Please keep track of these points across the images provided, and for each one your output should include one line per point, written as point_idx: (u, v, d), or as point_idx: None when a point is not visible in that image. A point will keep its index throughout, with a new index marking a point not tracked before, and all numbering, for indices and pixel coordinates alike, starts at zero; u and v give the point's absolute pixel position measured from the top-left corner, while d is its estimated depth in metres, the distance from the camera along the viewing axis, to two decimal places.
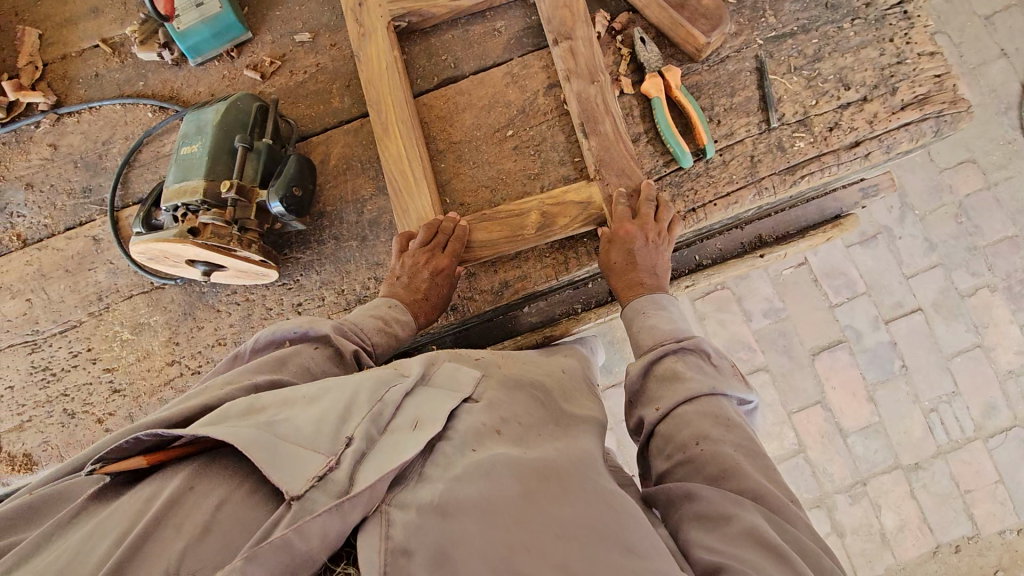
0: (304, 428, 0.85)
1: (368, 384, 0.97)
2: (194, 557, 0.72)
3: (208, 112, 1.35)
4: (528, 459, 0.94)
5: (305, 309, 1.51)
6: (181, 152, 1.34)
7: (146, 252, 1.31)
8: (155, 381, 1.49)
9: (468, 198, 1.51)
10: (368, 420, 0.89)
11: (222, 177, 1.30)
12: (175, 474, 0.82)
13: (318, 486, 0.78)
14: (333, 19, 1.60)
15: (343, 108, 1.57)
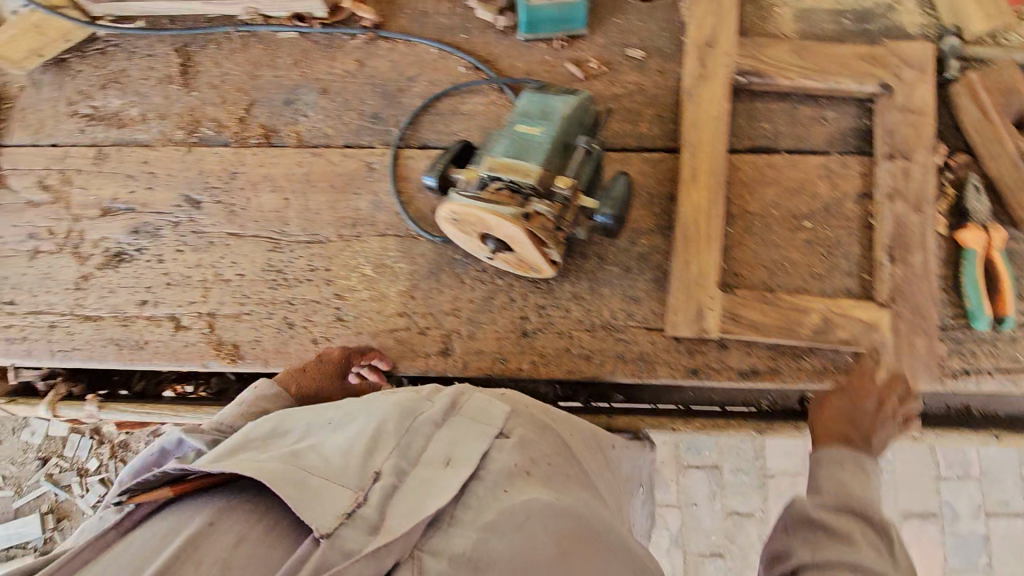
0: (333, 461, 0.89)
1: (391, 412, 1.01)
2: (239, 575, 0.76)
3: (559, 103, 1.34)
4: (555, 509, 0.94)
5: (545, 314, 1.46)
6: (518, 130, 1.33)
7: (456, 212, 1.28)
8: (380, 325, 1.46)
9: (745, 272, 1.46)
10: (397, 454, 0.94)
11: (557, 170, 1.28)
12: (207, 506, 0.85)
13: (347, 522, 0.82)
14: (669, 48, 1.59)
15: (648, 135, 1.55)
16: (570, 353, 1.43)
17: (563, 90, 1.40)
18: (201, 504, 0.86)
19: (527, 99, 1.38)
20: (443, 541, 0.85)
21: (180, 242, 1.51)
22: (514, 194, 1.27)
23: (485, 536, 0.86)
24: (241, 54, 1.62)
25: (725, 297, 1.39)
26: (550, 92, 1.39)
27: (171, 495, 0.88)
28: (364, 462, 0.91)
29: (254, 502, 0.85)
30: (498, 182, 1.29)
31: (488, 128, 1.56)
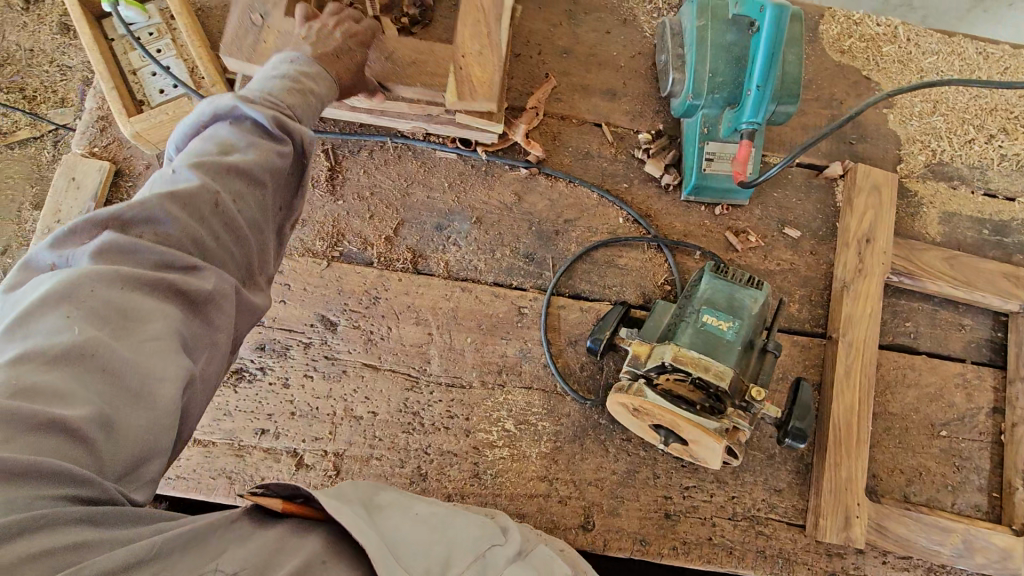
0: (419, 564, 0.81)
1: (481, 529, 0.95)
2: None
3: (746, 297, 1.31)
4: None
5: (688, 494, 1.43)
6: (706, 320, 1.29)
7: (645, 406, 1.21)
8: (520, 488, 1.38)
9: (883, 475, 1.47)
10: (475, 573, 0.85)
11: (744, 374, 1.26)
12: (301, 536, 0.74)
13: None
14: (823, 231, 1.60)
15: (798, 319, 1.55)
16: (712, 542, 1.40)
17: (741, 275, 1.37)
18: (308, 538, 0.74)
19: (708, 282, 1.35)
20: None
21: (309, 368, 1.39)
22: (701, 395, 1.23)
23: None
24: (394, 166, 1.51)
25: (870, 505, 1.41)
26: (731, 278, 1.36)
27: (278, 511, 0.76)
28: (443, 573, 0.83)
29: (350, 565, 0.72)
30: (687, 378, 1.24)
31: (643, 287, 1.51)
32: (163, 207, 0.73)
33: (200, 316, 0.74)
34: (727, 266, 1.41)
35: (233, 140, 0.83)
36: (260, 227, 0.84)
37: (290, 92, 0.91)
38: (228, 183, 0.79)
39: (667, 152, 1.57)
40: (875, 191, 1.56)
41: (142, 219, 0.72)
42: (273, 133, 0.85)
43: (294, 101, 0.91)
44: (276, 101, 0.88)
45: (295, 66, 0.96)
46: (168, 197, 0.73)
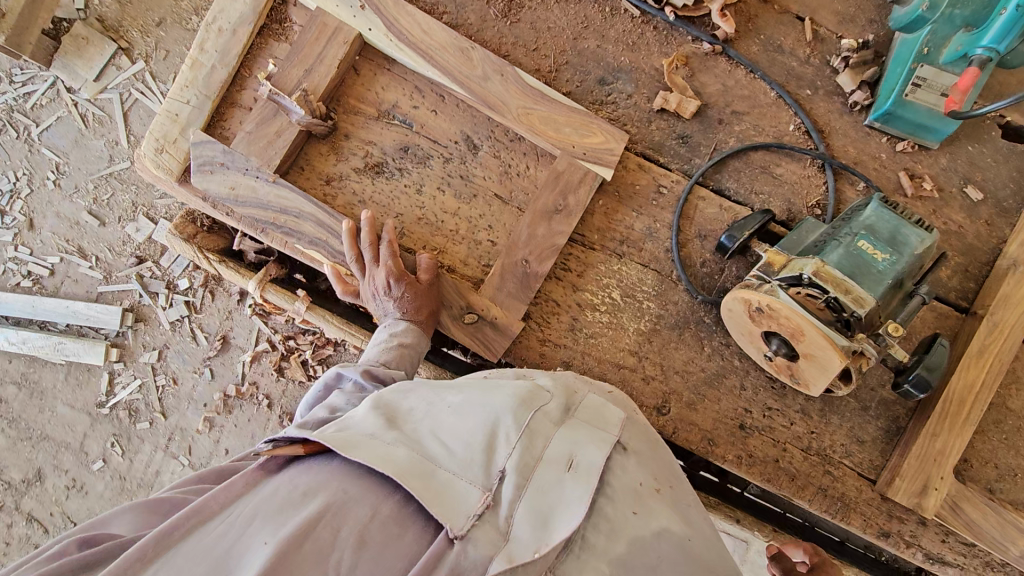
0: (458, 453, 0.88)
1: (512, 408, 0.92)
2: (367, 563, 0.78)
3: (911, 237, 1.21)
4: (674, 537, 0.92)
5: (768, 415, 1.41)
6: (862, 245, 1.20)
7: (772, 307, 1.17)
8: (609, 355, 1.41)
9: (974, 463, 1.40)
10: (514, 452, 0.88)
11: (884, 307, 1.18)
12: (321, 478, 0.85)
13: (477, 526, 0.82)
14: (1011, 203, 1.43)
15: (946, 284, 1.43)
16: (777, 464, 1.40)
17: (909, 216, 1.27)
18: (332, 466, 0.87)
19: (872, 213, 1.26)
20: (578, 572, 0.83)
21: (445, 182, 1.43)
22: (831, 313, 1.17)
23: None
24: (575, 6, 1.45)
25: (954, 483, 1.35)
26: (900, 214, 1.26)
27: (299, 454, 0.90)
28: (489, 461, 0.87)
29: (391, 487, 0.85)
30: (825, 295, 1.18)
31: (791, 202, 1.43)
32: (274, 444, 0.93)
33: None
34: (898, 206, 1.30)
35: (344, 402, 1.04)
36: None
37: (395, 355, 1.20)
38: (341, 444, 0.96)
39: (866, 68, 1.43)
40: None
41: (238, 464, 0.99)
42: (366, 389, 1.09)
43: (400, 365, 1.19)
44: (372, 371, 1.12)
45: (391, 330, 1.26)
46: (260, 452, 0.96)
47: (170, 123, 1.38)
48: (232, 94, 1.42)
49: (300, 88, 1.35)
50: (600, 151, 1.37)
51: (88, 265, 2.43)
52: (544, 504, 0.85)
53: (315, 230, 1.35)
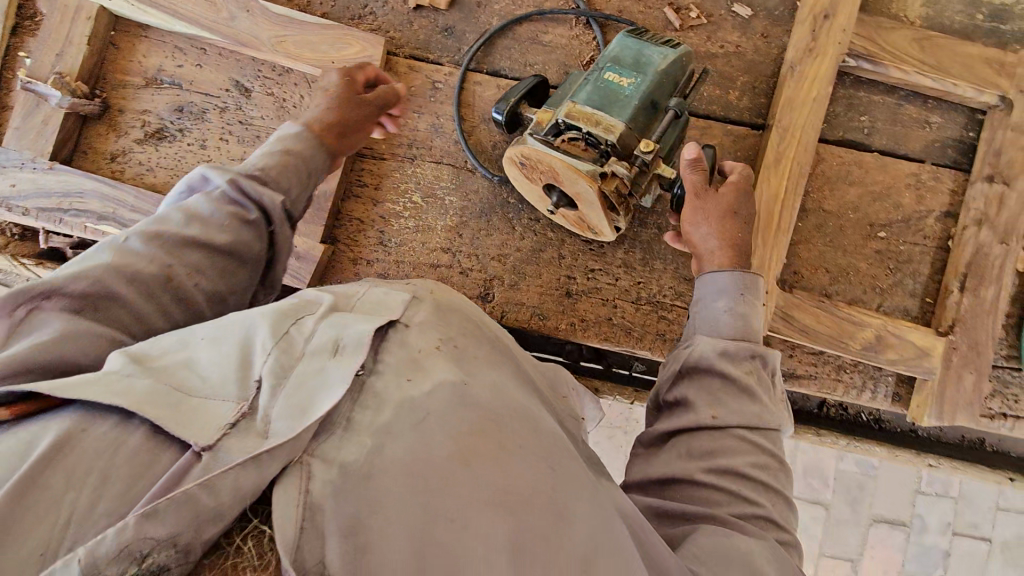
0: (211, 370, 0.67)
1: (267, 318, 0.73)
2: (109, 498, 0.56)
3: (651, 54, 1.20)
4: (469, 394, 0.70)
5: (593, 277, 1.41)
6: (608, 76, 1.20)
7: (530, 157, 1.17)
8: (424, 258, 1.41)
9: (805, 271, 1.39)
10: (269, 349, 0.68)
11: (640, 128, 1.16)
12: (38, 428, 0.59)
13: (229, 435, 0.60)
14: (781, 11, 1.43)
15: (737, 106, 1.43)
16: (611, 322, 1.39)
17: (656, 39, 1.26)
18: (61, 416, 0.61)
19: (618, 44, 1.25)
20: (338, 447, 0.63)
21: (225, 130, 1.43)
22: (589, 148, 1.16)
23: (385, 435, 0.64)
24: None
25: (782, 294, 1.34)
26: (646, 38, 1.25)
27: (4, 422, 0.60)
28: (239, 373, 0.67)
29: (122, 419, 0.61)
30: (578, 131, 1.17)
31: (566, 64, 1.43)
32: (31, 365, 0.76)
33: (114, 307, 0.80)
34: (650, 33, 1.29)
35: (201, 208, 0.96)
36: (218, 300, 0.93)
37: (276, 162, 1.07)
38: (184, 257, 0.90)
39: None
40: None
41: None
42: (234, 202, 0.99)
43: (279, 173, 1.07)
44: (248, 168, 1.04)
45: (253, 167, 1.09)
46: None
47: None
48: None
49: (55, 71, 1.36)
50: (360, 61, 1.38)
51: None
52: (296, 391, 0.65)
53: (103, 205, 1.36)
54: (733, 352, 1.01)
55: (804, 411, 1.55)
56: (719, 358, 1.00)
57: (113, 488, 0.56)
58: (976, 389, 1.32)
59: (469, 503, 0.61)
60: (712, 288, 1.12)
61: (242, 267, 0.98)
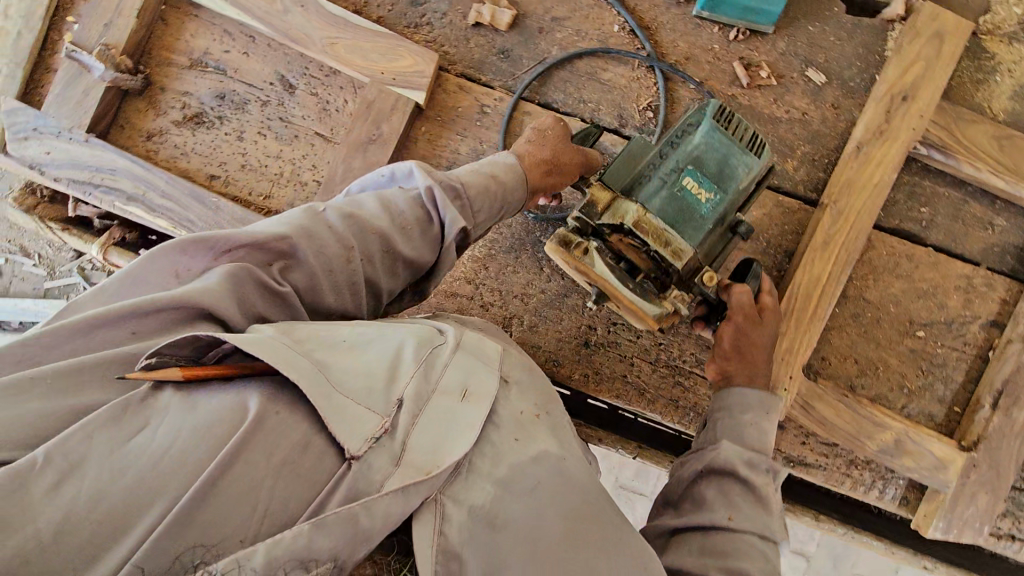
0: (358, 374, 0.72)
1: (413, 341, 0.79)
2: (284, 489, 0.63)
3: (740, 167, 1.07)
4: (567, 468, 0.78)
5: (614, 331, 1.38)
6: (687, 182, 1.06)
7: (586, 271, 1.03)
8: (446, 286, 1.38)
9: (832, 359, 1.35)
10: (416, 379, 0.74)
11: (705, 253, 1.07)
12: (236, 396, 0.66)
13: (374, 449, 0.67)
14: (857, 83, 1.35)
15: (792, 177, 1.36)
16: (625, 380, 1.36)
17: (739, 134, 1.11)
18: (244, 388, 0.67)
19: (700, 137, 1.09)
20: (466, 489, 0.72)
21: (265, 125, 1.39)
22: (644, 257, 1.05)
23: (507, 483, 0.74)
24: None
25: (805, 381, 1.30)
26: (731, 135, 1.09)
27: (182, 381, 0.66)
28: (387, 386, 0.72)
29: (298, 405, 0.68)
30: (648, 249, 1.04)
31: (621, 106, 1.37)
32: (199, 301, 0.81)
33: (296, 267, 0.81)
34: (734, 121, 1.12)
35: (397, 203, 0.91)
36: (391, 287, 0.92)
37: (480, 185, 0.98)
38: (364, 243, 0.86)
39: None
40: (934, 41, 1.28)
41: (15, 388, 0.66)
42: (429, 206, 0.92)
43: (478, 192, 0.97)
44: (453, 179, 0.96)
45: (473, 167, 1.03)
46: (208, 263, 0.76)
47: None
48: (46, 60, 1.40)
49: (102, 43, 1.33)
50: (410, 75, 1.33)
51: None
52: (434, 428, 0.72)
53: (133, 185, 1.34)
54: (750, 457, 0.95)
55: (803, 489, 1.51)
56: (741, 464, 0.94)
57: (292, 485, 0.64)
58: (989, 509, 1.27)
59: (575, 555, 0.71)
60: (742, 399, 1.04)
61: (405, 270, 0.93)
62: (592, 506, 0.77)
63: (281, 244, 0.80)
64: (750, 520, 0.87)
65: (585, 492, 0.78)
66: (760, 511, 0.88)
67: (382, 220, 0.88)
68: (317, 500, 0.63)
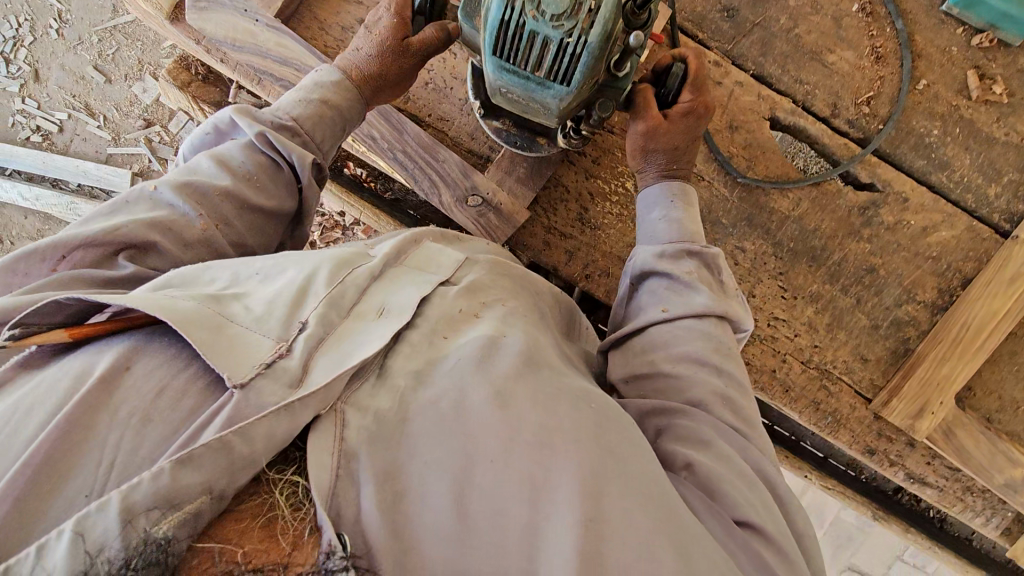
0: (256, 308, 0.73)
1: (327, 264, 0.80)
2: (149, 439, 0.61)
3: (546, 104, 0.97)
4: (508, 352, 0.78)
5: (773, 325, 1.36)
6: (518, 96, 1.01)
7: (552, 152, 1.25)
8: (616, 249, 1.34)
9: (978, 390, 1.36)
10: (325, 302, 0.74)
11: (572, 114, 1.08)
12: (90, 358, 0.67)
13: (264, 374, 0.65)
14: None
15: (991, 203, 1.30)
16: (773, 374, 1.37)
17: (548, 66, 0.92)
18: (112, 345, 0.69)
19: (489, 58, 0.95)
20: (371, 397, 0.71)
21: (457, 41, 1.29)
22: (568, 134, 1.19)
23: (423, 383, 0.73)
24: None
25: (952, 409, 1.32)
26: (531, 77, 0.94)
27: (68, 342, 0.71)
28: (290, 310, 0.73)
29: (169, 357, 0.67)
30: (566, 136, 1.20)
31: (838, 95, 1.29)
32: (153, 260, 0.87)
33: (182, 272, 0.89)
34: (538, 36, 0.89)
35: (244, 190, 0.98)
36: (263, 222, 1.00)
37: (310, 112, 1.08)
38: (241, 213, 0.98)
39: None
40: None
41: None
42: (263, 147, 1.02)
43: (311, 121, 1.08)
44: (282, 115, 1.05)
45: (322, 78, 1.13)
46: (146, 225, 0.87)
47: None
48: None
49: None
50: None
51: (97, 125, 2.87)
52: (337, 340, 0.73)
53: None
54: (710, 339, 1.00)
55: (881, 491, 1.67)
56: (723, 406, 0.94)
57: (157, 431, 0.62)
58: None
59: (514, 444, 0.68)
60: (654, 198, 1.19)
61: (268, 217, 1.02)
62: (539, 396, 0.73)
63: (115, 239, 0.84)
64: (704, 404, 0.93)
65: (531, 384, 0.75)
66: (724, 407, 0.93)
67: (234, 178, 0.97)
68: (185, 435, 0.61)
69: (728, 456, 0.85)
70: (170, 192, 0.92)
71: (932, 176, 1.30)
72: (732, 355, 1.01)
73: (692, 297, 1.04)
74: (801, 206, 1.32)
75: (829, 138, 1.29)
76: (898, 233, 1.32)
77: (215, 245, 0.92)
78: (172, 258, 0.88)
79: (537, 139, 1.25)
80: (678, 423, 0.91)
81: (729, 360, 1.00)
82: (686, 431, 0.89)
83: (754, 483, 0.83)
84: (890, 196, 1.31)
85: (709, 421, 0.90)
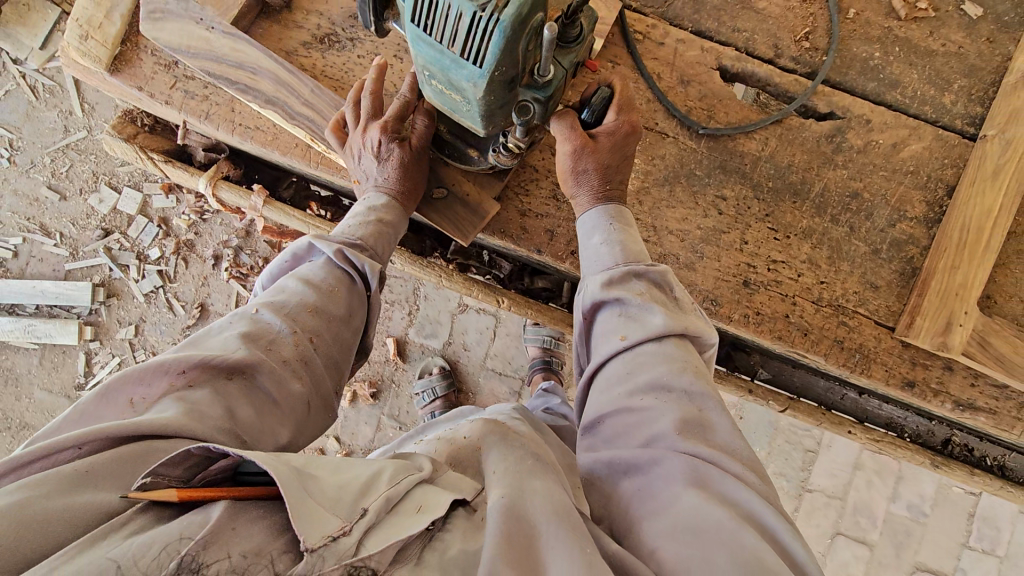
0: (330, 488, 0.72)
1: (388, 465, 0.81)
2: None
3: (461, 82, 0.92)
4: (510, 516, 0.77)
5: (774, 270, 1.31)
6: (440, 83, 0.99)
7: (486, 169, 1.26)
8: None
9: (999, 298, 1.30)
10: (383, 499, 0.74)
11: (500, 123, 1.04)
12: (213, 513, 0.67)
13: (332, 546, 0.66)
14: (1011, 17, 1.31)
15: (950, 110, 1.31)
16: (787, 318, 1.30)
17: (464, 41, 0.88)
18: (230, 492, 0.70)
19: (410, 28, 0.94)
20: None
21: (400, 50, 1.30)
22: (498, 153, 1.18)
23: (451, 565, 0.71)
24: None
25: (980, 317, 1.24)
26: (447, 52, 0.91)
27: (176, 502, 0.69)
28: (356, 498, 0.72)
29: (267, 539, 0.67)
30: (496, 152, 1.18)
31: (777, 37, 1.33)
32: (247, 351, 0.96)
33: (257, 376, 0.95)
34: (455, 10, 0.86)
35: (315, 273, 1.14)
36: (330, 365, 1.08)
37: (372, 230, 1.20)
38: (304, 323, 1.06)
39: None
40: None
41: (92, 438, 0.74)
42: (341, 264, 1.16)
43: (371, 236, 1.20)
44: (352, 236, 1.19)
45: (369, 202, 1.24)
46: (246, 339, 0.98)
47: (93, 7, 1.25)
48: None
49: None
50: None
51: (53, 243, 2.81)
52: (384, 522, 0.72)
53: (274, 88, 1.25)
54: (673, 363, 0.96)
55: (930, 448, 1.57)
56: (692, 445, 0.86)
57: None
58: None
59: None
60: (588, 225, 1.17)
61: (332, 326, 1.10)
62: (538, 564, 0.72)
63: (233, 360, 0.93)
64: (670, 432, 0.87)
65: (530, 554, 0.73)
66: (694, 437, 0.87)
67: (319, 295, 1.10)
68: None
69: (696, 504, 0.78)
70: (273, 314, 1.04)
71: (886, 96, 1.32)
72: (700, 372, 0.97)
73: (650, 317, 1.01)
74: (770, 144, 1.31)
75: (779, 77, 1.32)
76: (870, 153, 1.31)
77: (308, 358, 1.03)
78: (271, 371, 0.96)
79: (469, 153, 1.25)
80: (651, 473, 0.85)
81: (701, 380, 0.95)
82: (654, 487, 0.83)
83: (741, 533, 0.73)
84: (852, 120, 1.31)
85: (668, 458, 0.84)
